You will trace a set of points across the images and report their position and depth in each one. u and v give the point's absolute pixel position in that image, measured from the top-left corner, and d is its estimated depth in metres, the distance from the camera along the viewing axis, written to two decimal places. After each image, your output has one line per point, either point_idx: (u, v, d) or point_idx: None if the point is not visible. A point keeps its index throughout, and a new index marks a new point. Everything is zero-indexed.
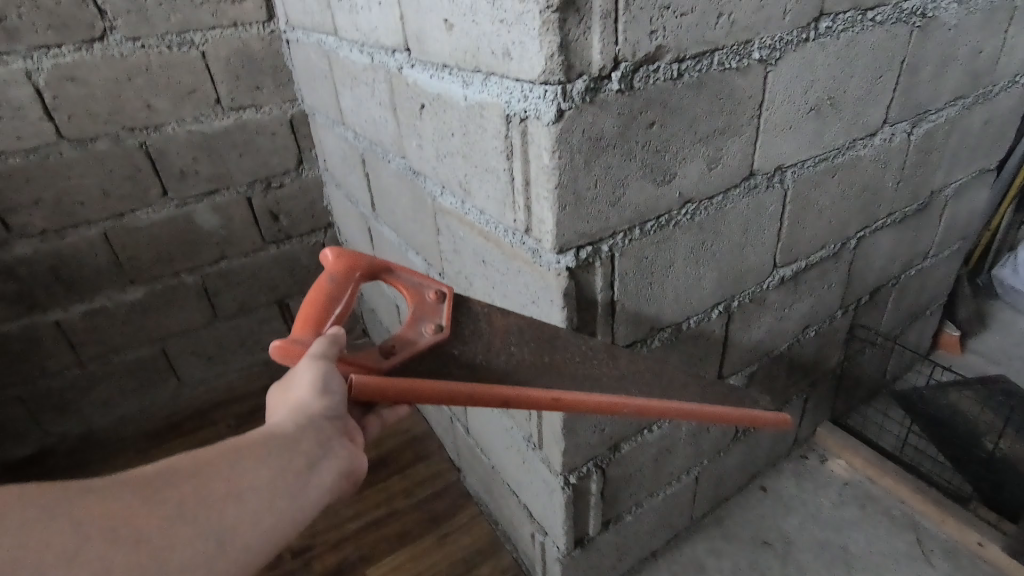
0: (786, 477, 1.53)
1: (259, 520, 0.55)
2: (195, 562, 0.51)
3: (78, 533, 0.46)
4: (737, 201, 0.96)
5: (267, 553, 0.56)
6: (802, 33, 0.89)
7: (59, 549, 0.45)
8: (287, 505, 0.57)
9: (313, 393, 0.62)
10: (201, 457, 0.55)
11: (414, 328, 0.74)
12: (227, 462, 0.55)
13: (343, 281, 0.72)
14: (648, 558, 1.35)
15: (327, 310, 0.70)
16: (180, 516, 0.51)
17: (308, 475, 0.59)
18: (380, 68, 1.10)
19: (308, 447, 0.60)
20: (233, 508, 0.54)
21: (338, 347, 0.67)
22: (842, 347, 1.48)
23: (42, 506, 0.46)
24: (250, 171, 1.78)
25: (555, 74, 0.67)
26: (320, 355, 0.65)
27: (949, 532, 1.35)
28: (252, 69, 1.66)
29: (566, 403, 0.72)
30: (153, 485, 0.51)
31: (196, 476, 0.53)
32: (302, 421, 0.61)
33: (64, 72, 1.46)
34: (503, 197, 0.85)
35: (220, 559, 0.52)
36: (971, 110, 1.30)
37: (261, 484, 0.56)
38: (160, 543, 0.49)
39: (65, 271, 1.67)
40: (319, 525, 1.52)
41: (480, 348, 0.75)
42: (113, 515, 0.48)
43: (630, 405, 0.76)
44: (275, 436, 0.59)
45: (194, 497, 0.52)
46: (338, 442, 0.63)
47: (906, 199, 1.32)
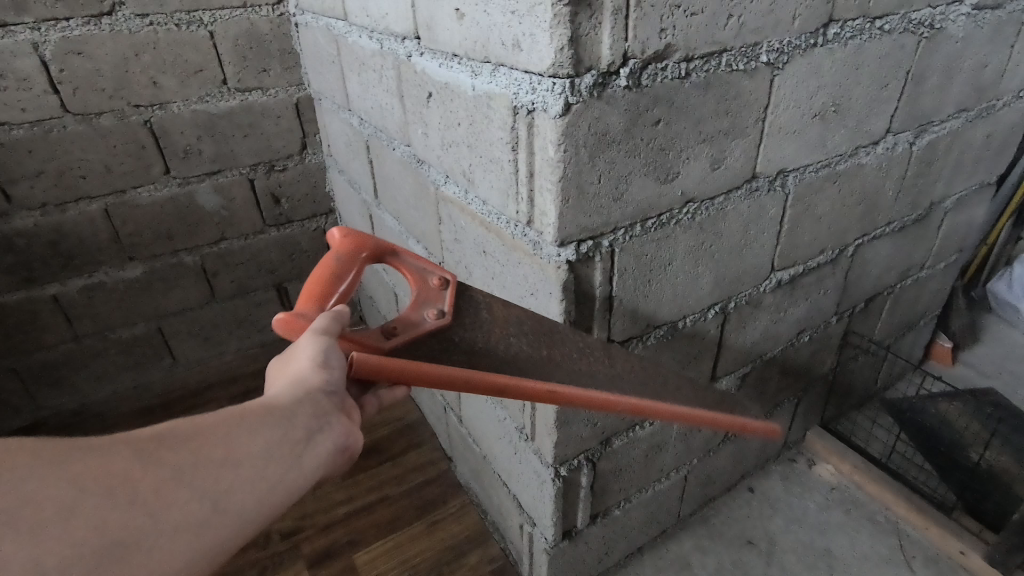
0: (773, 479, 1.55)
1: (254, 489, 0.53)
2: (189, 526, 0.49)
3: (73, 489, 0.44)
4: (738, 203, 0.97)
5: (259, 524, 0.54)
6: (810, 39, 0.89)
7: (49, 505, 0.42)
8: (282, 475, 0.55)
9: (312, 366, 0.62)
10: (199, 419, 0.53)
11: (417, 311, 0.75)
12: (225, 426, 0.53)
13: (350, 260, 0.72)
14: (634, 553, 1.37)
15: (333, 287, 0.70)
16: (178, 478, 0.49)
17: (306, 447, 0.58)
18: (389, 55, 1.10)
19: (306, 418, 0.59)
20: (229, 474, 0.52)
21: (340, 324, 0.68)
22: (835, 353, 1.49)
23: (32, 460, 0.43)
24: (254, 153, 1.78)
25: (564, 68, 0.68)
26: (322, 331, 0.65)
27: (932, 539, 1.37)
28: (259, 51, 1.65)
29: (561, 397, 0.73)
30: (149, 444, 0.49)
31: (193, 439, 0.51)
32: (301, 393, 0.60)
33: (71, 45, 1.45)
34: (507, 188, 0.85)
35: (212, 526, 0.50)
36: (974, 123, 1.31)
37: (260, 452, 0.54)
38: (156, 504, 0.47)
39: (65, 245, 1.67)
40: (309, 507, 1.53)
41: (477, 337, 0.76)
42: (108, 472, 0.46)
43: (623, 403, 0.78)
44: (274, 405, 0.58)
45: (191, 460, 0.50)
46: (336, 417, 0.62)
47: (905, 209, 1.33)
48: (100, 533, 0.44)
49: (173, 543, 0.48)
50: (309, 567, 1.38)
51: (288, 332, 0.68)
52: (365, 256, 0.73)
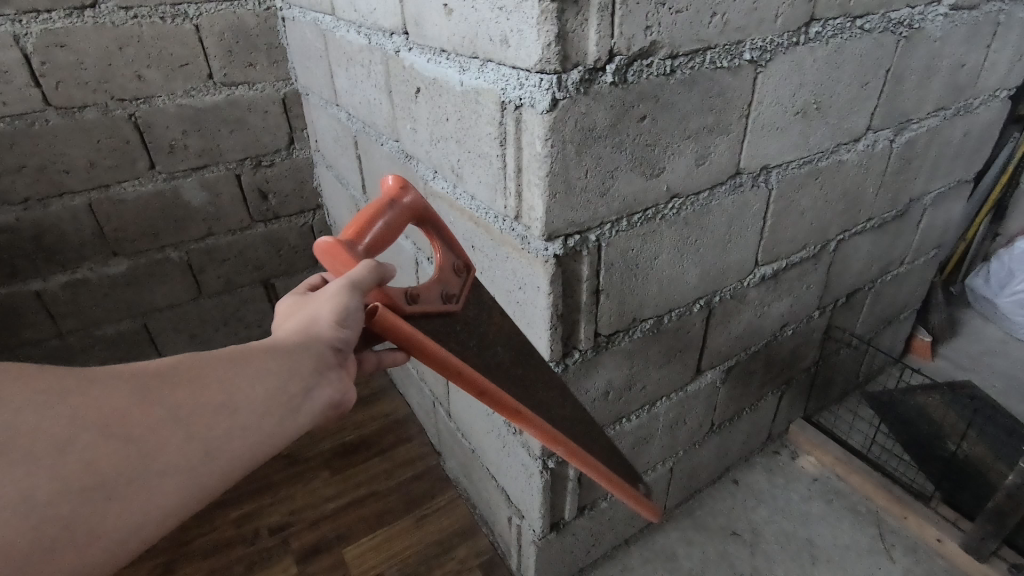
0: (758, 471, 1.57)
1: (247, 436, 0.53)
2: (179, 470, 0.49)
3: (67, 426, 0.44)
4: (722, 199, 0.99)
5: (249, 468, 0.54)
6: (792, 37, 0.91)
7: (43, 438, 0.43)
8: (276, 425, 0.55)
9: (325, 317, 0.61)
10: (201, 360, 0.52)
11: (436, 285, 0.74)
12: (225, 372, 0.53)
13: (402, 212, 0.70)
14: (621, 545, 1.39)
15: (380, 229, 0.68)
16: (172, 421, 0.48)
17: (303, 400, 0.57)
18: (377, 50, 1.10)
19: (308, 370, 0.57)
20: (225, 420, 0.51)
21: (382, 276, 0.65)
22: (817, 347, 1.52)
23: (31, 392, 0.43)
24: (241, 148, 1.77)
25: (551, 63, 0.68)
26: (358, 282, 0.63)
27: (910, 528, 1.40)
28: (246, 45, 1.64)
29: (524, 416, 0.78)
30: (148, 384, 0.48)
31: (192, 381, 0.50)
32: (306, 343, 0.59)
33: (53, 38, 1.43)
34: (495, 183, 0.86)
35: (202, 468, 0.50)
36: (952, 121, 1.34)
37: (257, 402, 0.53)
38: (149, 444, 0.47)
39: (48, 240, 1.65)
40: (298, 503, 1.53)
41: (473, 332, 0.77)
42: (103, 410, 0.45)
43: (563, 445, 0.83)
44: (277, 352, 0.56)
45: (188, 405, 0.49)
46: (338, 371, 0.60)
47: (886, 205, 1.36)
48: (90, 467, 0.44)
49: (162, 484, 0.48)
50: (298, 562, 1.39)
51: (327, 256, 0.65)
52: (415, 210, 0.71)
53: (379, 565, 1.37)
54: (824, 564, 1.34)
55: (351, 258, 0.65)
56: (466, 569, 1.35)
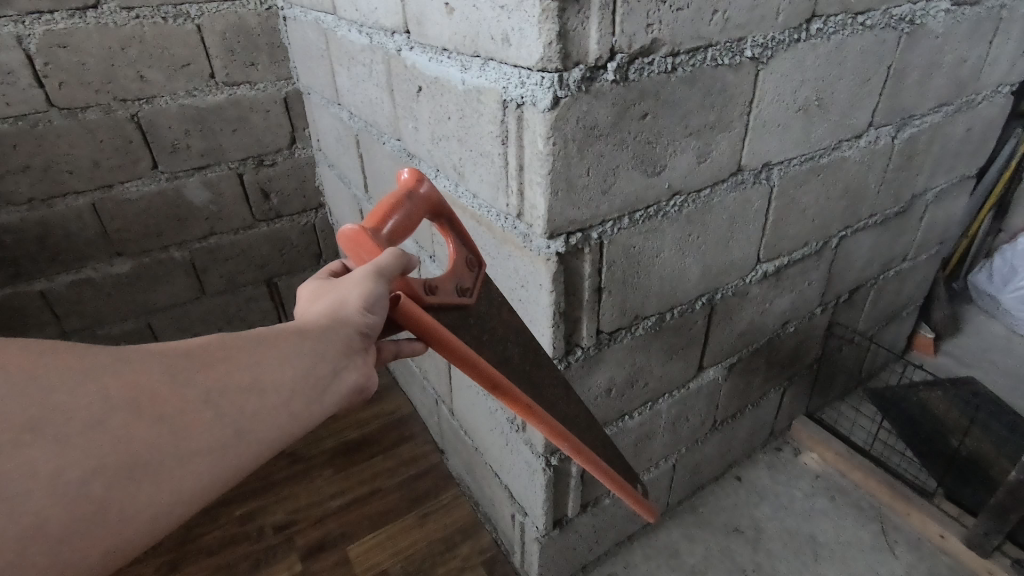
0: (760, 467, 1.57)
1: (276, 418, 0.52)
2: (211, 450, 0.48)
3: (104, 402, 0.43)
4: (724, 196, 0.99)
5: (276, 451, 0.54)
6: (793, 34, 0.91)
7: (78, 414, 0.42)
8: (305, 407, 0.54)
9: (353, 301, 0.60)
10: (231, 341, 0.52)
11: (452, 277, 0.73)
12: (255, 352, 0.52)
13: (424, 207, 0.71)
14: (624, 542, 1.39)
15: (404, 220, 0.69)
16: (205, 401, 0.48)
17: (330, 384, 0.57)
18: (379, 49, 1.10)
19: (337, 353, 0.57)
20: (256, 401, 0.51)
21: (404, 265, 0.66)
22: (820, 343, 1.52)
23: (65, 368, 0.42)
24: (243, 148, 1.77)
25: (552, 62, 0.69)
26: (384, 270, 0.64)
27: (913, 525, 1.40)
28: (247, 44, 1.65)
29: (532, 412, 0.78)
30: (180, 363, 0.48)
31: (223, 362, 0.50)
32: (334, 326, 0.58)
33: (56, 39, 1.44)
34: (497, 181, 0.86)
35: (233, 450, 0.50)
36: (954, 117, 1.34)
37: (286, 384, 0.53)
38: (183, 423, 0.46)
39: (52, 240, 1.65)
40: (302, 501, 1.53)
41: (482, 329, 0.76)
42: (137, 388, 0.45)
43: (567, 442, 0.84)
44: (305, 334, 0.56)
45: (219, 385, 0.49)
46: (364, 355, 0.60)
47: (888, 202, 1.35)
48: (124, 447, 0.43)
49: (195, 465, 0.47)
50: (302, 559, 1.39)
51: (353, 241, 0.66)
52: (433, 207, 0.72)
53: (383, 562, 1.38)
54: (827, 561, 1.34)
55: (375, 246, 0.66)
56: (470, 566, 1.36)
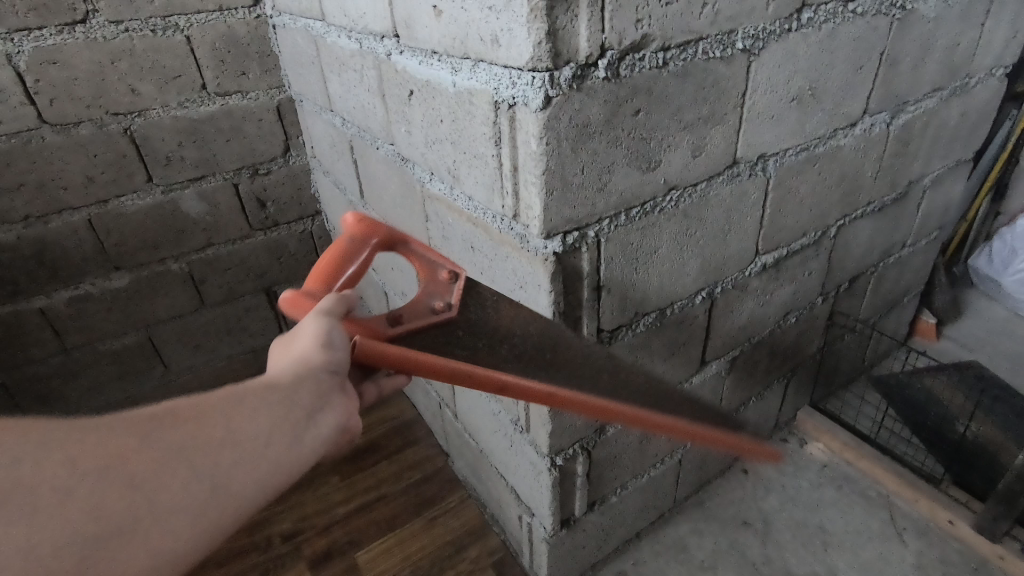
0: (766, 459, 1.57)
1: (254, 468, 0.55)
2: (191, 505, 0.51)
3: (76, 469, 0.46)
4: (720, 189, 0.98)
5: (262, 499, 0.56)
6: (784, 24, 0.90)
7: (51, 484, 0.45)
8: (283, 454, 0.57)
9: (315, 346, 0.64)
10: (201, 399, 0.55)
11: (422, 301, 0.79)
12: (223, 406, 0.55)
13: (362, 247, 0.75)
14: (633, 539, 1.39)
15: (340, 268, 0.74)
16: (176, 457, 0.50)
17: (305, 427, 0.59)
18: (369, 54, 1.10)
19: (307, 398, 0.60)
20: (231, 453, 0.54)
21: (343, 305, 0.70)
22: (822, 333, 1.52)
23: (37, 440, 0.45)
24: (237, 157, 1.77)
25: (543, 61, 0.68)
26: (325, 312, 0.68)
27: (921, 511, 1.40)
28: (238, 54, 1.64)
29: (562, 398, 0.76)
30: (148, 425, 0.50)
31: (191, 418, 0.53)
32: (303, 372, 0.61)
33: (46, 55, 1.43)
34: (492, 183, 0.86)
35: (215, 501, 0.52)
36: (948, 101, 1.34)
37: (260, 433, 0.56)
38: (157, 482, 0.49)
39: (49, 257, 1.65)
40: (309, 509, 1.53)
41: (476, 336, 0.79)
42: (109, 453, 0.48)
43: (622, 413, 0.81)
44: (273, 383, 0.59)
45: (189, 440, 0.52)
46: (337, 397, 0.63)
47: (885, 188, 1.35)
48: (101, 510, 0.46)
49: (174, 521, 0.50)
50: (311, 567, 1.39)
51: (291, 308, 0.71)
52: (375, 240, 0.76)
53: (392, 568, 1.37)
54: (836, 551, 1.34)
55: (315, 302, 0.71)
56: (479, 569, 1.36)
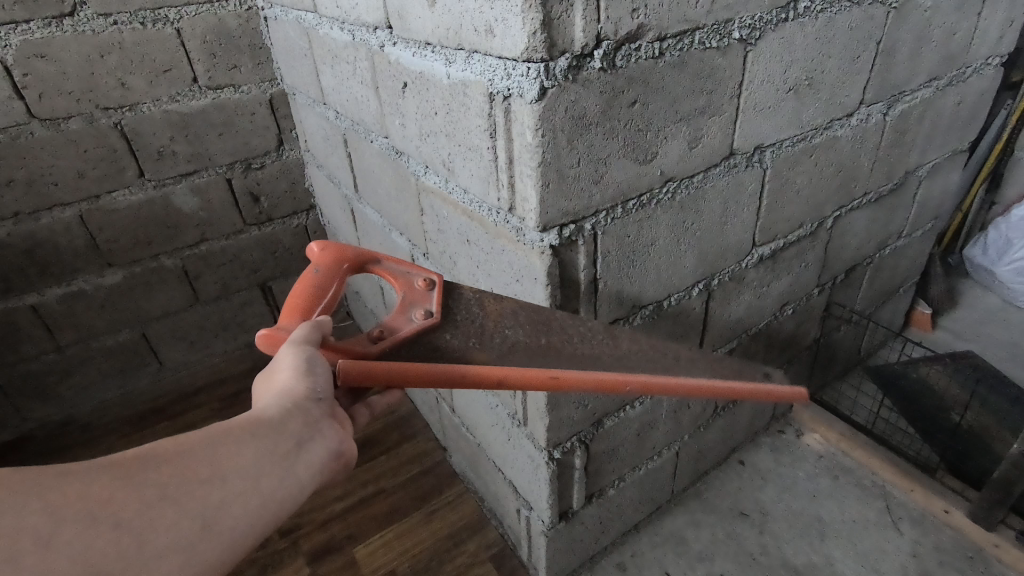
0: (763, 450, 1.57)
1: (243, 503, 0.55)
2: (178, 548, 0.50)
3: (55, 520, 0.45)
4: (717, 180, 0.98)
5: (253, 535, 0.56)
6: (781, 14, 0.90)
7: (30, 537, 0.44)
8: (272, 487, 0.57)
9: (297, 374, 0.62)
10: (183, 439, 0.54)
11: (403, 314, 0.77)
12: (209, 444, 0.55)
13: (331, 271, 0.75)
14: (631, 531, 1.39)
15: (313, 296, 0.72)
16: (164, 499, 0.50)
17: (294, 459, 0.59)
18: (361, 46, 1.09)
19: (295, 429, 0.60)
20: (217, 491, 0.53)
21: (321, 331, 0.69)
22: (818, 324, 1.52)
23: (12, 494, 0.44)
24: (230, 151, 1.75)
25: (538, 52, 0.67)
26: (302, 340, 0.66)
27: (917, 500, 1.41)
28: (229, 47, 1.62)
29: (566, 380, 0.73)
30: (133, 468, 0.50)
31: (176, 458, 0.52)
32: (289, 403, 0.60)
33: (34, 48, 1.41)
34: (487, 175, 0.85)
35: (203, 541, 0.52)
36: (945, 91, 1.33)
37: (247, 469, 0.56)
38: (142, 527, 0.48)
39: (40, 253, 1.64)
40: (306, 505, 1.53)
41: (470, 331, 0.78)
42: (89, 501, 0.47)
43: (632, 383, 0.77)
44: (260, 417, 0.59)
45: (176, 481, 0.51)
46: (327, 424, 0.62)
47: (882, 179, 1.35)
48: (84, 560, 0.45)
49: (166, 563, 0.49)
50: (309, 563, 1.39)
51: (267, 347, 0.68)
52: (341, 264, 0.76)
53: (390, 562, 1.37)
54: (833, 541, 1.35)
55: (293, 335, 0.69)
56: (477, 562, 1.36)
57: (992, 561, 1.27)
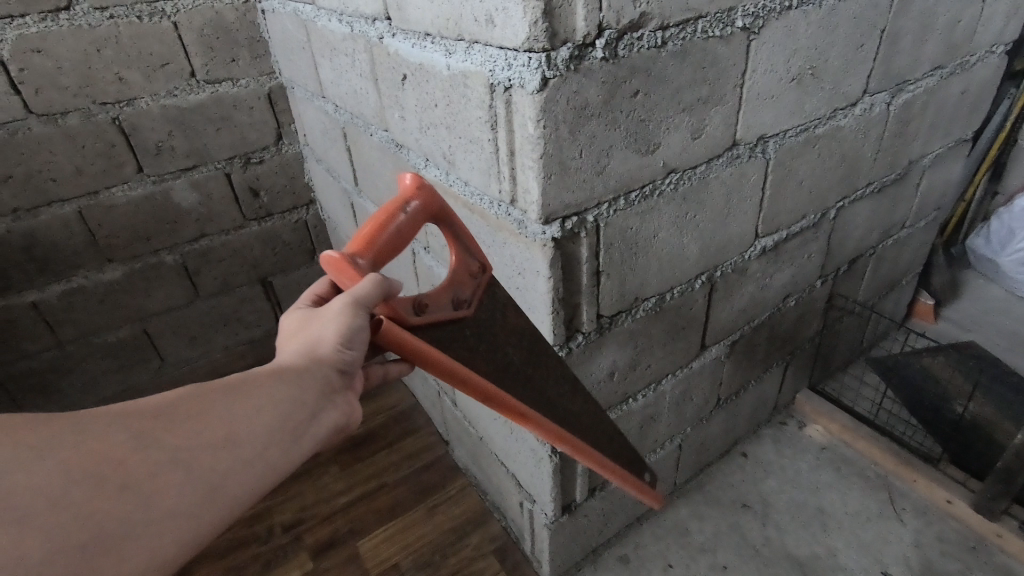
0: (765, 442, 1.57)
1: (251, 469, 0.55)
2: (184, 510, 0.50)
3: (66, 476, 0.45)
4: (720, 171, 0.97)
5: (256, 500, 0.56)
6: (785, 2, 0.89)
7: (39, 492, 0.43)
8: (280, 454, 0.57)
9: (327, 338, 0.62)
10: (200, 395, 0.54)
11: (449, 289, 0.74)
12: (225, 404, 0.54)
13: (416, 217, 0.69)
14: (634, 523, 1.39)
15: (388, 238, 0.67)
16: (177, 461, 0.50)
17: (304, 427, 0.59)
18: (360, 38, 1.08)
19: (311, 397, 0.60)
20: (228, 455, 0.53)
21: (385, 290, 0.66)
22: (821, 316, 1.51)
23: (23, 445, 0.44)
24: (228, 146, 1.74)
25: (539, 41, 0.66)
26: (361, 297, 0.63)
27: (920, 492, 1.41)
28: (227, 40, 1.61)
29: (524, 420, 0.80)
30: (148, 426, 0.50)
31: (193, 418, 0.52)
32: (309, 368, 0.61)
33: (30, 43, 1.40)
34: (488, 167, 0.84)
35: (209, 505, 0.52)
36: (948, 80, 1.32)
37: (259, 434, 0.55)
38: (151, 487, 0.48)
39: (40, 250, 1.63)
40: (309, 499, 1.53)
41: (483, 334, 0.77)
42: (102, 457, 0.47)
43: (565, 443, 0.85)
44: (278, 379, 0.58)
45: (190, 441, 0.51)
46: (341, 396, 0.63)
47: (884, 169, 1.34)
48: (89, 520, 0.45)
49: (172, 525, 0.50)
50: (313, 557, 1.39)
51: (332, 267, 0.66)
52: (426, 213, 0.70)
53: (394, 556, 1.38)
54: (836, 532, 1.35)
55: (356, 275, 0.65)
56: (480, 555, 1.36)
57: (995, 552, 1.28)
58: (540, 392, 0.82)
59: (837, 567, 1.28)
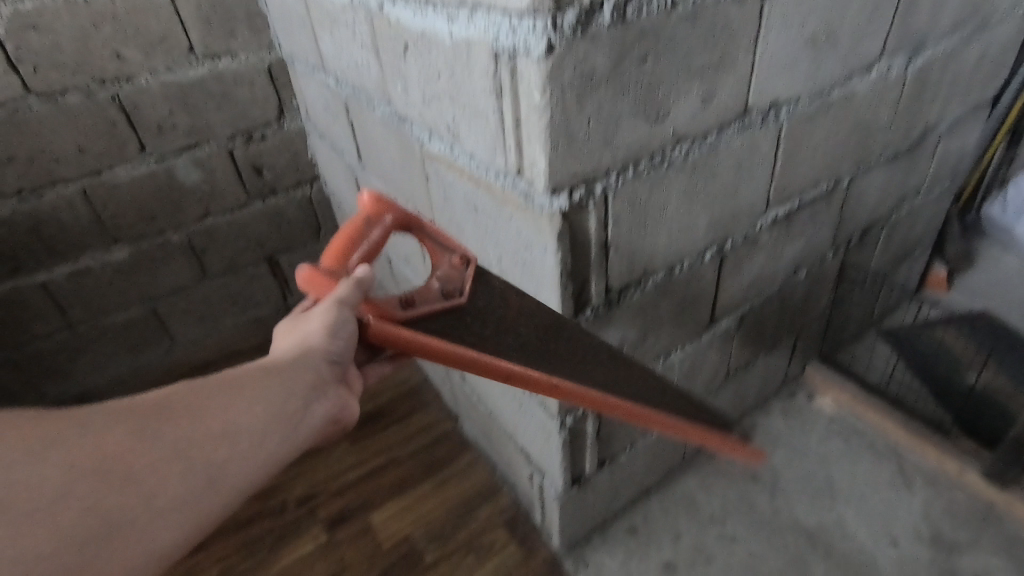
0: (775, 414, 1.57)
1: (245, 459, 0.60)
2: (184, 497, 0.56)
3: (68, 474, 0.50)
4: (731, 140, 0.94)
5: (253, 486, 0.61)
6: None
7: (45, 489, 0.49)
8: (273, 443, 0.62)
9: (314, 335, 0.67)
10: (190, 394, 0.59)
11: (433, 284, 0.78)
12: (216, 401, 0.60)
13: (381, 220, 0.73)
14: (643, 495, 1.40)
15: (359, 247, 0.71)
16: (174, 454, 0.56)
17: (294, 418, 0.64)
18: (360, 7, 1.05)
19: (300, 391, 0.65)
20: (222, 446, 0.59)
21: (362, 289, 0.70)
22: (832, 287, 1.49)
23: (26, 449, 0.49)
24: (230, 123, 1.72)
25: (544, 5, 0.64)
26: (341, 299, 0.68)
27: (930, 462, 1.41)
28: (224, 14, 1.57)
29: (563, 390, 0.77)
30: (140, 425, 0.55)
31: (189, 416, 0.58)
32: (297, 364, 0.66)
33: (25, 20, 1.38)
34: (493, 139, 0.82)
35: (207, 491, 0.57)
36: (969, 41, 1.27)
37: (250, 427, 0.61)
38: (150, 480, 0.54)
39: (47, 231, 1.63)
40: (321, 475, 1.55)
41: (486, 320, 0.79)
42: (101, 455, 0.52)
43: (612, 408, 0.83)
44: (267, 376, 0.64)
45: (184, 435, 0.57)
46: (329, 388, 0.68)
47: (900, 135, 1.30)
48: (93, 512, 0.50)
49: (173, 512, 0.55)
50: (326, 530, 1.42)
51: (307, 285, 0.70)
52: (392, 219, 0.73)
53: (406, 528, 1.40)
54: (844, 502, 1.35)
55: (333, 283, 0.70)
56: (491, 527, 1.38)
57: (1004, 520, 1.28)
58: (569, 366, 0.81)
59: (845, 537, 1.29)
